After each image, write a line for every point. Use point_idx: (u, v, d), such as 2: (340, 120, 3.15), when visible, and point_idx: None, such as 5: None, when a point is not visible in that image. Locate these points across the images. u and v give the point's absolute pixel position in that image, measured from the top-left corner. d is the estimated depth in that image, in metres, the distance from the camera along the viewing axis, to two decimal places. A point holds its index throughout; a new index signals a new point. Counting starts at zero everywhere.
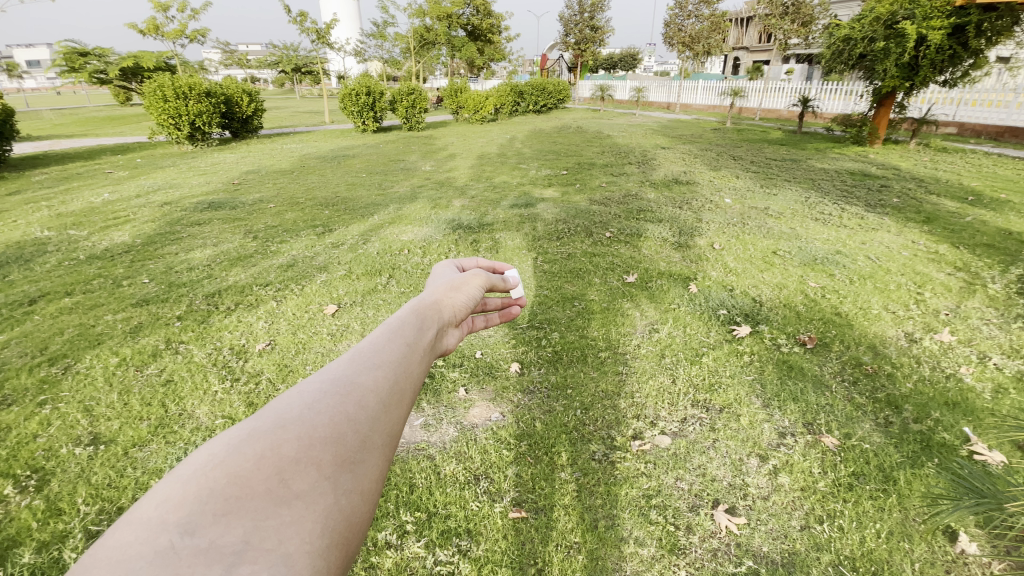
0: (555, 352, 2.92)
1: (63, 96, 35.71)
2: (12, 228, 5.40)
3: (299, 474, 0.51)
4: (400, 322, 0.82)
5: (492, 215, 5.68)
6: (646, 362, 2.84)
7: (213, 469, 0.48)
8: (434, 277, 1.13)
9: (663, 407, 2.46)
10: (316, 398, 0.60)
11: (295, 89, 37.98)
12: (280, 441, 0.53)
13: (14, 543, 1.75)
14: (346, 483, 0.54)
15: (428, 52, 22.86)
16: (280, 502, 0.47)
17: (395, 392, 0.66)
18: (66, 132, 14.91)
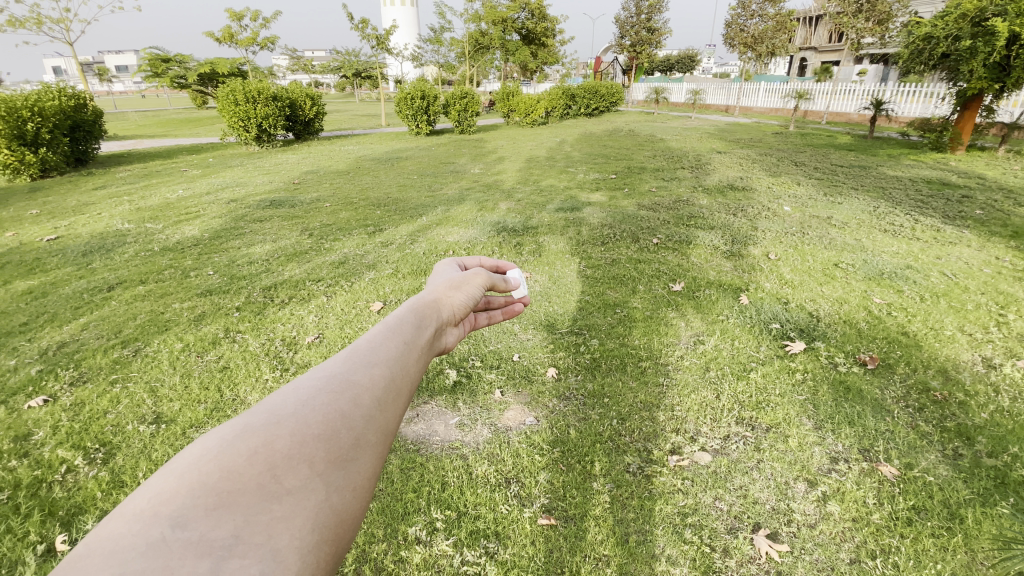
0: (594, 360, 2.88)
1: (148, 100, 38.77)
2: (98, 220, 5.91)
3: (291, 470, 0.53)
4: (400, 320, 0.86)
5: (537, 218, 5.68)
6: (689, 375, 2.74)
7: (206, 463, 0.50)
8: (436, 275, 1.17)
9: (704, 423, 2.37)
10: (312, 394, 0.64)
11: (355, 93, 39.53)
12: (272, 439, 0.56)
13: (81, 510, 1.92)
14: (337, 481, 0.57)
15: (482, 57, 23.20)
16: (271, 497, 0.50)
17: (388, 390, 0.70)
18: (150, 133, 16.20)
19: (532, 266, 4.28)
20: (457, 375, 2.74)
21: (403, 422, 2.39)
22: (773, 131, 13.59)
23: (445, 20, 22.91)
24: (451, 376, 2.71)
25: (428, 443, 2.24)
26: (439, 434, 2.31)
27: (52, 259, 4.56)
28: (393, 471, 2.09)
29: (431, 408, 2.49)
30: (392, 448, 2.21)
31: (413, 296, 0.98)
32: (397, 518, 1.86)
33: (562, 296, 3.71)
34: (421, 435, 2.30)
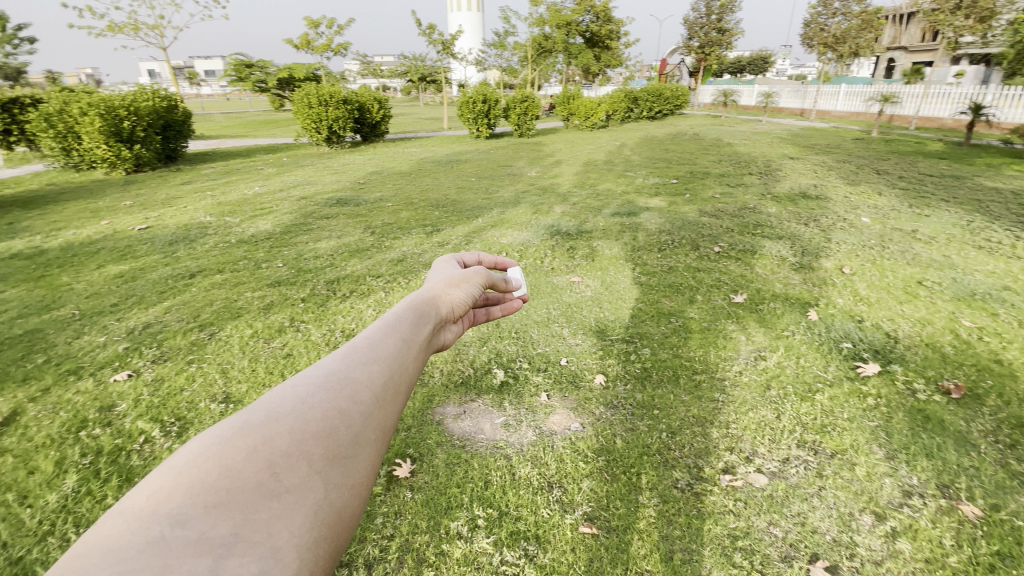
0: (645, 369, 2.80)
1: (232, 103, 41.93)
2: (185, 212, 6.46)
3: (290, 467, 0.55)
4: (397, 317, 0.88)
5: (593, 222, 5.62)
6: (746, 392, 2.61)
7: (205, 459, 0.52)
8: (436, 270, 1.19)
9: (761, 443, 2.25)
10: (309, 392, 0.66)
11: (420, 97, 40.82)
12: (270, 438, 0.58)
13: None
14: (337, 478, 0.59)
15: (545, 60, 23.27)
16: (271, 494, 0.52)
17: (386, 388, 0.73)
18: (234, 134, 17.49)
19: (585, 271, 4.24)
20: (505, 375, 2.76)
21: (450, 417, 2.43)
22: (853, 137, 12.69)
23: (510, 24, 23.19)
24: (498, 376, 2.73)
25: (473, 441, 2.27)
26: (484, 432, 2.32)
27: (145, 247, 5.02)
28: (438, 465, 2.13)
29: (478, 406, 2.52)
30: (438, 442, 2.25)
31: (414, 292, 1.00)
32: (440, 512, 1.89)
33: (614, 302, 3.64)
34: (467, 432, 2.33)
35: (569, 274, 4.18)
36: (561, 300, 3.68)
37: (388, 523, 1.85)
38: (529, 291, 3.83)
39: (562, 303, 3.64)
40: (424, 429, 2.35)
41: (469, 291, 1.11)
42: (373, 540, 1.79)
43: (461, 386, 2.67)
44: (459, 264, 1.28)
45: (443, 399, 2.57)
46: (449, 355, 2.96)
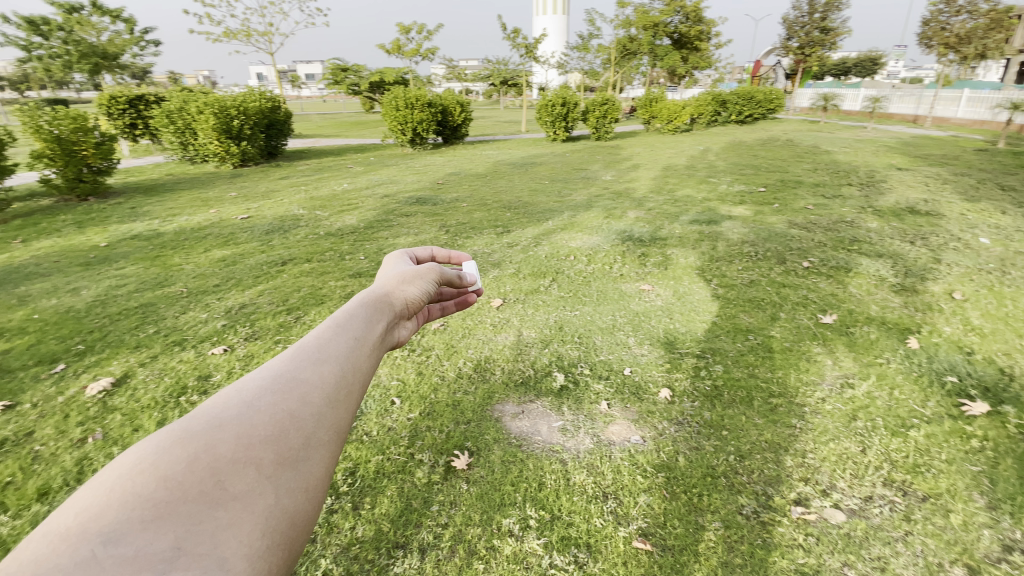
0: (715, 387, 2.66)
1: (328, 104, 44.70)
2: (282, 205, 7.04)
3: (237, 475, 0.58)
4: (348, 316, 0.92)
5: (668, 229, 5.42)
6: (828, 421, 2.39)
7: (141, 471, 0.53)
8: (388, 267, 1.21)
9: (841, 477, 2.06)
10: (257, 396, 0.69)
11: (501, 100, 41.56)
12: (214, 444, 0.60)
13: None
14: (287, 483, 0.63)
15: (628, 62, 22.81)
16: (217, 503, 0.54)
17: (338, 390, 0.76)
18: (328, 134, 18.80)
19: (657, 279, 4.10)
20: (565, 380, 2.74)
21: (508, 416, 2.45)
22: (977, 146, 11.26)
23: (595, 27, 22.95)
24: (558, 380, 2.72)
25: (530, 441, 2.27)
26: (541, 434, 2.32)
27: (245, 235, 5.53)
28: (494, 461, 2.15)
29: (537, 407, 2.52)
30: (496, 439, 2.28)
31: (366, 292, 1.03)
32: (493, 507, 1.92)
33: (685, 314, 3.49)
34: (524, 432, 2.34)
35: (639, 282, 4.07)
36: (628, 308, 3.59)
37: (444, 512, 1.90)
38: (596, 297, 3.77)
39: (630, 311, 3.55)
40: (483, 424, 2.39)
41: (423, 287, 1.14)
42: (428, 526, 1.84)
43: (521, 387, 2.68)
44: (411, 261, 1.30)
45: (503, 397, 2.60)
46: (511, 355, 2.99)
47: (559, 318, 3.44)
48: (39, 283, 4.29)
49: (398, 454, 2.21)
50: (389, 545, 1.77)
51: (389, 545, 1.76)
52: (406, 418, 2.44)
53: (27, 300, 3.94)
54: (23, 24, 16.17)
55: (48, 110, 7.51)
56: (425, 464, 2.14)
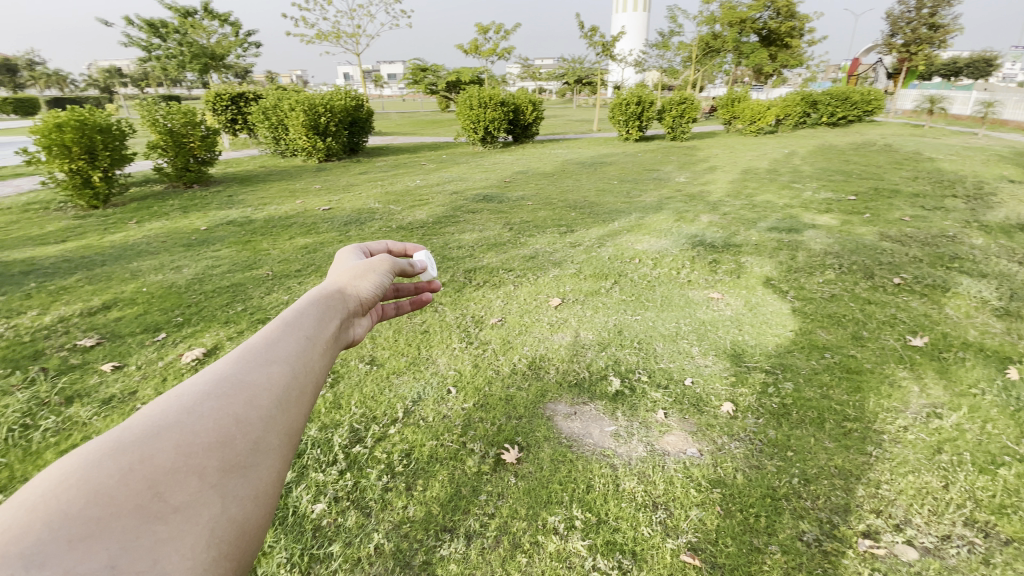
0: (784, 405, 2.49)
1: (407, 103, 46.44)
2: (359, 198, 7.44)
3: (178, 485, 0.59)
4: (296, 316, 0.94)
5: (743, 235, 5.14)
6: (910, 451, 2.17)
7: (70, 483, 0.53)
8: (341, 263, 1.24)
9: (918, 513, 1.87)
10: (199, 400, 0.70)
11: (573, 100, 41.27)
12: (151, 456, 0.61)
13: (310, 418, 2.44)
14: (235, 490, 0.65)
15: (710, 61, 21.85)
16: (157, 517, 0.55)
17: (288, 392, 0.79)
18: (405, 131, 19.59)
19: (727, 288, 3.90)
20: (621, 385, 2.68)
21: (560, 416, 2.45)
22: None
23: (676, 24, 22.17)
24: (614, 384, 2.67)
25: (581, 443, 2.25)
26: (592, 437, 2.29)
27: (325, 226, 5.90)
28: (543, 458, 2.16)
29: (590, 410, 2.49)
30: (546, 437, 2.29)
31: (317, 290, 1.06)
32: (539, 503, 1.92)
33: (755, 326, 3.30)
34: (575, 433, 2.32)
35: (707, 289, 3.90)
36: (693, 316, 3.45)
37: (491, 502, 1.93)
38: (659, 302, 3.66)
39: (696, 319, 3.41)
40: (534, 422, 2.39)
41: (376, 281, 1.18)
42: (475, 514, 1.88)
43: (575, 388, 2.66)
44: (365, 254, 1.33)
45: (556, 396, 2.60)
46: (567, 355, 2.97)
47: (619, 321, 3.38)
48: (150, 261, 4.83)
49: (451, 441, 2.27)
50: (436, 528, 1.82)
51: (436, 527, 1.82)
52: (460, 407, 2.50)
53: (139, 275, 4.44)
54: (149, 29, 18.15)
55: (164, 106, 8.41)
56: (476, 454, 2.18)
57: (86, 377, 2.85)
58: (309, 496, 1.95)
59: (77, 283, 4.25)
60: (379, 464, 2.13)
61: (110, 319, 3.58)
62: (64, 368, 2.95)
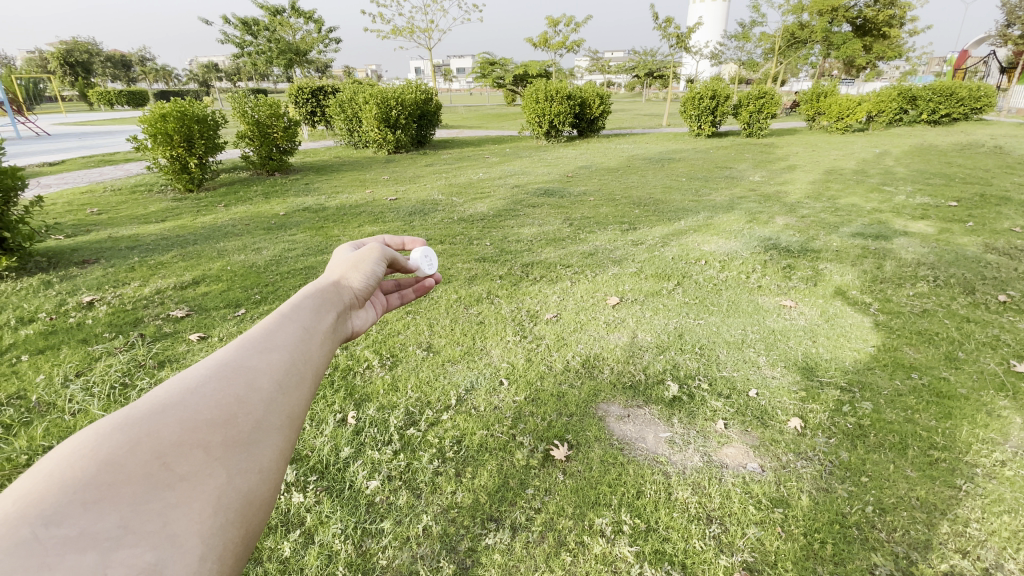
0: (860, 426, 2.31)
1: (473, 97, 46.92)
2: (424, 189, 7.65)
3: (184, 458, 0.67)
4: (294, 309, 1.02)
5: (823, 240, 4.78)
6: (1006, 489, 1.95)
7: (82, 457, 0.60)
8: (338, 255, 1.31)
9: (1011, 558, 1.67)
10: (199, 383, 0.78)
11: (643, 94, 40.10)
12: (156, 431, 0.68)
13: (368, 398, 2.56)
14: (238, 463, 0.72)
15: (795, 53, 20.46)
16: (165, 484, 0.63)
17: (287, 377, 0.86)
18: (472, 125, 19.89)
19: (802, 296, 3.66)
20: (679, 391, 2.59)
21: (613, 418, 2.40)
22: None
23: (759, 13, 20.95)
24: (671, 389, 2.58)
25: (633, 447, 2.20)
26: (646, 442, 2.24)
27: (391, 215, 6.12)
28: (593, 459, 2.13)
29: (644, 414, 2.43)
30: (598, 437, 2.25)
31: (315, 283, 1.13)
32: (587, 503, 1.91)
33: (831, 339, 3.07)
34: (628, 436, 2.27)
35: (779, 296, 3.68)
36: (762, 324, 3.26)
37: (538, 496, 1.94)
38: (725, 307, 3.49)
39: (765, 327, 3.22)
40: (586, 420, 2.37)
41: (370, 274, 1.25)
42: (521, 507, 1.89)
43: (630, 389, 2.61)
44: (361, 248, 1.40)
45: (610, 397, 2.56)
46: (624, 355, 2.91)
47: (680, 324, 3.26)
48: (234, 241, 5.23)
49: (501, 432, 2.29)
50: (484, 516, 1.86)
51: (483, 516, 1.86)
52: (512, 400, 2.52)
53: (225, 254, 4.82)
54: (242, 27, 19.56)
55: (253, 98, 9.05)
56: (525, 447, 2.19)
57: (176, 345, 3.14)
58: (364, 472, 2.05)
59: (172, 259, 4.68)
60: (431, 448, 2.19)
61: (199, 293, 3.93)
62: (158, 335, 3.27)
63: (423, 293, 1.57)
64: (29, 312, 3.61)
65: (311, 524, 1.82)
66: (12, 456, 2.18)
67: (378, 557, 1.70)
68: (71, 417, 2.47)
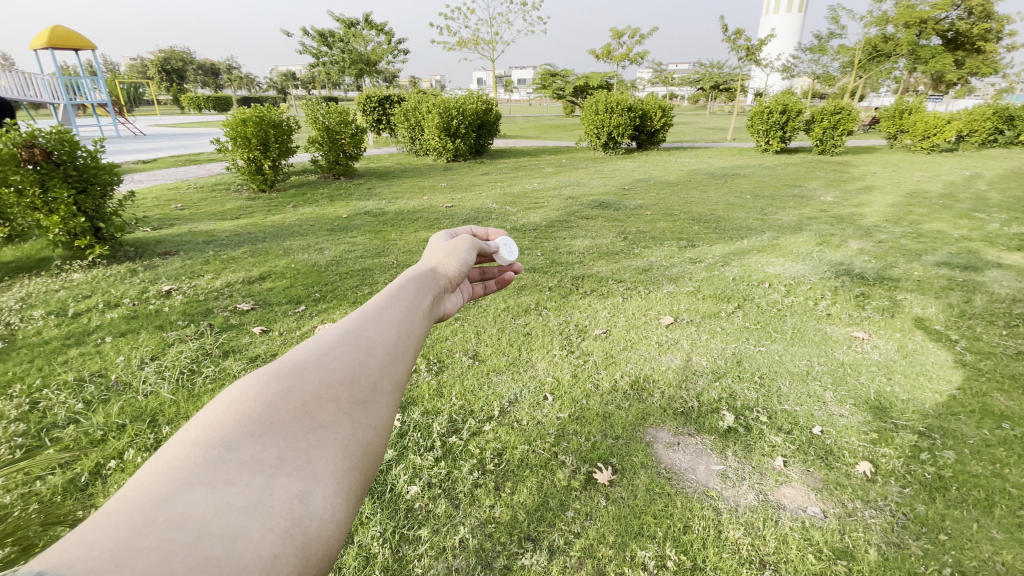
0: (940, 478, 2.10)
1: (533, 107, 47.04)
2: (480, 198, 7.77)
3: (320, 407, 0.68)
4: (399, 288, 1.02)
5: (902, 268, 4.43)
6: None
7: (246, 398, 0.65)
8: (431, 245, 1.33)
9: None
10: (329, 345, 0.80)
11: (706, 108, 39.02)
12: (300, 380, 0.70)
13: (414, 402, 2.60)
14: (361, 418, 0.71)
15: (877, 66, 19.24)
16: (308, 428, 0.64)
17: (400, 346, 0.86)
18: (529, 135, 20.05)
19: (877, 328, 3.39)
20: (735, 422, 2.45)
21: (662, 444, 2.32)
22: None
23: (838, 25, 19.89)
24: (726, 419, 2.45)
25: (682, 477, 2.11)
26: (697, 474, 2.13)
27: (446, 222, 6.26)
28: (638, 486, 2.06)
29: (696, 443, 2.32)
30: (644, 464, 2.18)
31: (413, 268, 1.14)
32: (629, 533, 1.84)
33: (910, 378, 2.81)
34: (678, 466, 2.18)
35: (851, 326, 3.43)
36: (830, 356, 3.05)
37: (578, 520, 1.89)
38: (789, 335, 3.30)
39: (833, 359, 3.01)
40: (632, 445, 2.30)
41: (462, 262, 1.26)
42: (560, 529, 1.86)
43: (681, 416, 2.51)
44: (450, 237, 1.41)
45: (659, 422, 2.47)
46: (676, 380, 2.80)
47: (739, 350, 3.11)
48: (299, 241, 5.51)
49: (543, 449, 2.26)
50: (521, 535, 1.84)
51: (520, 535, 1.83)
52: (556, 416, 2.49)
53: (290, 252, 5.10)
54: (319, 39, 20.80)
55: (324, 106, 9.56)
56: (567, 467, 2.15)
57: (240, 336, 3.34)
58: (405, 477, 2.08)
59: (242, 255, 5.00)
60: (472, 459, 2.20)
61: (263, 288, 4.16)
62: (225, 326, 3.49)
63: (503, 286, 1.56)
64: (116, 297, 3.96)
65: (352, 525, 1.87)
66: (91, 431, 2.40)
67: (414, 565, 1.72)
68: (143, 398, 2.68)
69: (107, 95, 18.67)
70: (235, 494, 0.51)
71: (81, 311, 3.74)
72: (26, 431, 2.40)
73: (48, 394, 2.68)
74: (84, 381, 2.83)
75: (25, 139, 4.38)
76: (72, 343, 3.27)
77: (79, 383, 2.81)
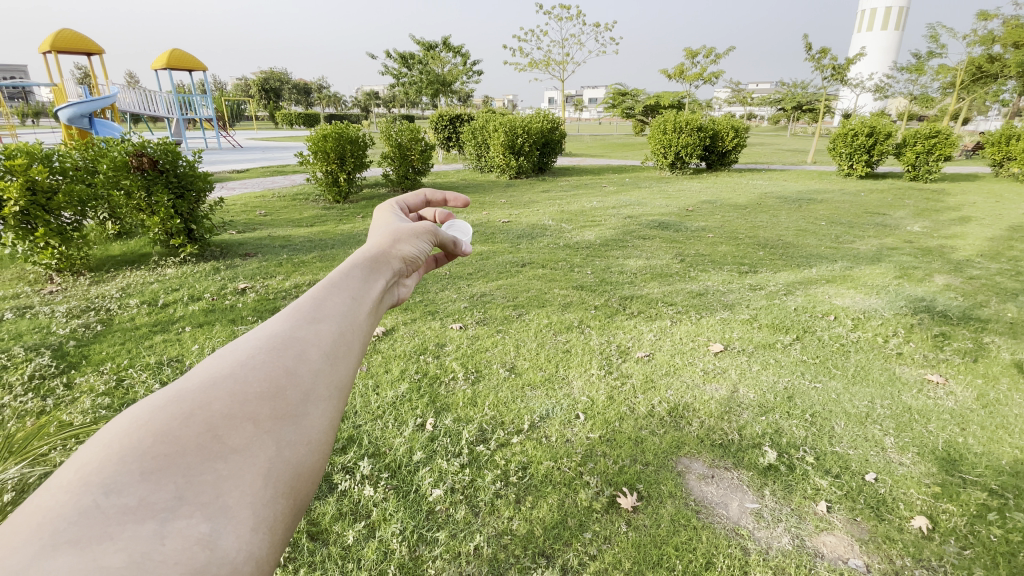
0: (1008, 542, 1.85)
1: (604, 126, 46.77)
2: (537, 214, 7.83)
3: (233, 431, 0.64)
4: (341, 279, 0.99)
5: (996, 308, 3.96)
6: None
7: (137, 428, 0.59)
8: (384, 224, 1.30)
9: None
10: (250, 355, 0.76)
11: (787, 130, 37.09)
12: (208, 403, 0.66)
13: (446, 409, 2.65)
14: (286, 437, 0.69)
15: (983, 89, 17.60)
16: (216, 456, 0.60)
17: (335, 347, 0.84)
18: (596, 154, 20.01)
19: (954, 373, 3.06)
20: (777, 460, 2.27)
21: (694, 476, 2.20)
22: None
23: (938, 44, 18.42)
24: (768, 456, 2.28)
25: (712, 512, 1.99)
26: (728, 510, 2.00)
27: (501, 236, 6.35)
28: (662, 515, 1.96)
29: (731, 477, 2.18)
30: (672, 493, 2.07)
31: (360, 252, 1.10)
32: (647, 563, 1.76)
33: (987, 431, 2.50)
34: (709, 499, 2.06)
35: (924, 368, 3.11)
36: (896, 399, 2.76)
37: (594, 542, 1.84)
38: (851, 373, 3.03)
39: (899, 403, 2.73)
40: (662, 472, 2.20)
41: (417, 244, 1.23)
42: (576, 550, 1.81)
43: (719, 448, 2.37)
44: (400, 214, 1.39)
45: (694, 452, 2.34)
46: (718, 410, 2.65)
47: (791, 385, 2.89)
48: None
49: (568, 467, 2.22)
50: (535, 550, 1.81)
51: (535, 550, 1.81)
52: (585, 436, 2.43)
53: None
54: (400, 61, 22.10)
55: (398, 124, 10.08)
56: (590, 488, 2.09)
57: None
58: (430, 479, 2.12)
59: (312, 259, 5.35)
60: (496, 469, 2.20)
61: None
62: None
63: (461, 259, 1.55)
64: (198, 292, 4.37)
65: (375, 519, 1.92)
66: None
67: (428, 565, 1.74)
68: None
69: (212, 110, 20.70)
70: (113, 553, 0.45)
71: (169, 302, 4.16)
72: (110, 404, 2.69)
73: (132, 373, 3.00)
74: (163, 364, 3.14)
75: (135, 149, 4.99)
76: (157, 330, 3.64)
77: (158, 366, 3.12)
